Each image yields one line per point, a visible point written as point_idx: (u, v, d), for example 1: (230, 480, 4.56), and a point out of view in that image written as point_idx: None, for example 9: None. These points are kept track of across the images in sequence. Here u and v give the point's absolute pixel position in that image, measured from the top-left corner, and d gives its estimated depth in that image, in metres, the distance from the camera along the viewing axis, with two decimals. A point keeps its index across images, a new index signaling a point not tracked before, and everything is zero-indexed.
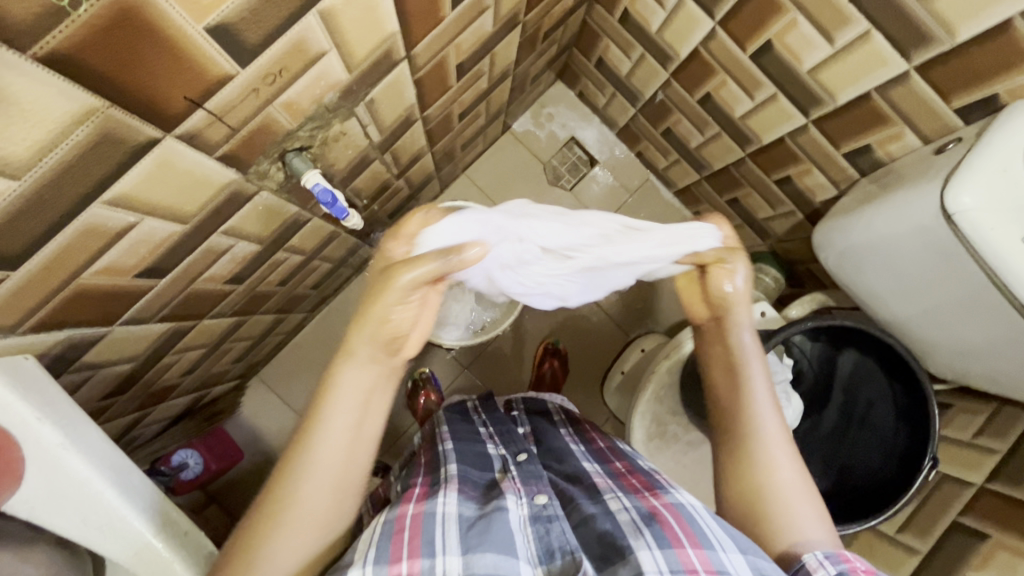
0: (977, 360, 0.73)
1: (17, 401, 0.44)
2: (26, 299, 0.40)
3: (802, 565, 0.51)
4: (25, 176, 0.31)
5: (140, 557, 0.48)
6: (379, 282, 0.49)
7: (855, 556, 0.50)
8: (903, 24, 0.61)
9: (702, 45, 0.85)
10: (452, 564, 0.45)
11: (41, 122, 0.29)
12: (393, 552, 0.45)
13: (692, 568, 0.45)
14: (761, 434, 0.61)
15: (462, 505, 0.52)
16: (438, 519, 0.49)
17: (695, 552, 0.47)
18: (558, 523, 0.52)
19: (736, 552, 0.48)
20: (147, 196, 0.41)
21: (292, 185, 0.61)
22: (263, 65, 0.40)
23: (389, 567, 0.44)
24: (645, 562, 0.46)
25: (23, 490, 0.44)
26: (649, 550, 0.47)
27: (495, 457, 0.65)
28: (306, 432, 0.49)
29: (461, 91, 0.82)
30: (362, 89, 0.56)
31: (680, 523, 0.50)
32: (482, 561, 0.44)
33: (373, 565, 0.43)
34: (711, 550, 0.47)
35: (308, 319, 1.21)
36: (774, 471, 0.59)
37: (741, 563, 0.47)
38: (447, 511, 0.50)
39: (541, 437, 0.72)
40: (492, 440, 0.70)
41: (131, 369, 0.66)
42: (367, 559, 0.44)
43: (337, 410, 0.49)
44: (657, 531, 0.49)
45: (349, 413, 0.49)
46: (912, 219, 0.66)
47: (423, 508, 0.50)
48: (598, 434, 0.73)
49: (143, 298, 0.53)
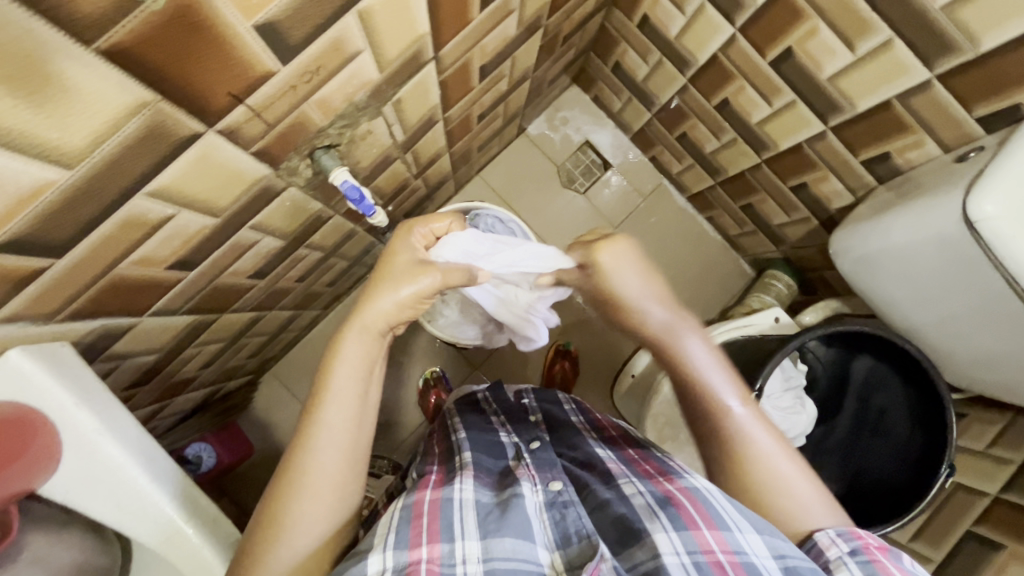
0: (994, 368, 0.73)
1: (53, 385, 0.44)
2: (67, 286, 0.41)
3: (813, 544, 0.52)
4: (79, 166, 0.32)
5: (170, 541, 0.49)
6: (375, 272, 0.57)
7: (866, 532, 0.51)
8: (926, 33, 0.61)
9: (721, 51, 0.86)
10: (473, 548, 0.48)
11: (97, 113, 0.30)
12: (412, 536, 0.48)
13: (708, 549, 0.47)
14: (740, 428, 0.58)
15: (479, 492, 0.54)
16: (455, 505, 0.51)
17: (712, 533, 0.47)
18: (573, 508, 0.52)
19: (752, 531, 0.48)
20: (185, 189, 0.42)
21: (319, 182, 0.62)
22: (302, 63, 0.41)
23: (409, 553, 0.47)
24: (662, 543, 0.47)
25: (60, 473, 0.46)
26: (665, 532, 0.48)
27: (509, 444, 0.66)
28: (316, 404, 0.53)
29: (482, 92, 0.83)
30: (391, 89, 0.56)
31: (696, 506, 0.50)
32: (501, 545, 0.47)
33: (393, 551, 0.47)
34: (727, 531, 0.48)
35: (322, 316, 1.23)
36: (763, 458, 0.57)
37: (760, 544, 0.48)
38: (464, 498, 0.52)
39: (552, 422, 0.73)
40: (504, 428, 0.71)
41: (154, 360, 0.67)
42: (387, 544, 0.47)
43: (341, 383, 0.53)
44: (672, 514, 0.50)
45: (351, 386, 0.53)
46: (932, 227, 0.66)
47: (440, 494, 0.53)
48: (609, 423, 0.73)
49: (173, 290, 0.54)
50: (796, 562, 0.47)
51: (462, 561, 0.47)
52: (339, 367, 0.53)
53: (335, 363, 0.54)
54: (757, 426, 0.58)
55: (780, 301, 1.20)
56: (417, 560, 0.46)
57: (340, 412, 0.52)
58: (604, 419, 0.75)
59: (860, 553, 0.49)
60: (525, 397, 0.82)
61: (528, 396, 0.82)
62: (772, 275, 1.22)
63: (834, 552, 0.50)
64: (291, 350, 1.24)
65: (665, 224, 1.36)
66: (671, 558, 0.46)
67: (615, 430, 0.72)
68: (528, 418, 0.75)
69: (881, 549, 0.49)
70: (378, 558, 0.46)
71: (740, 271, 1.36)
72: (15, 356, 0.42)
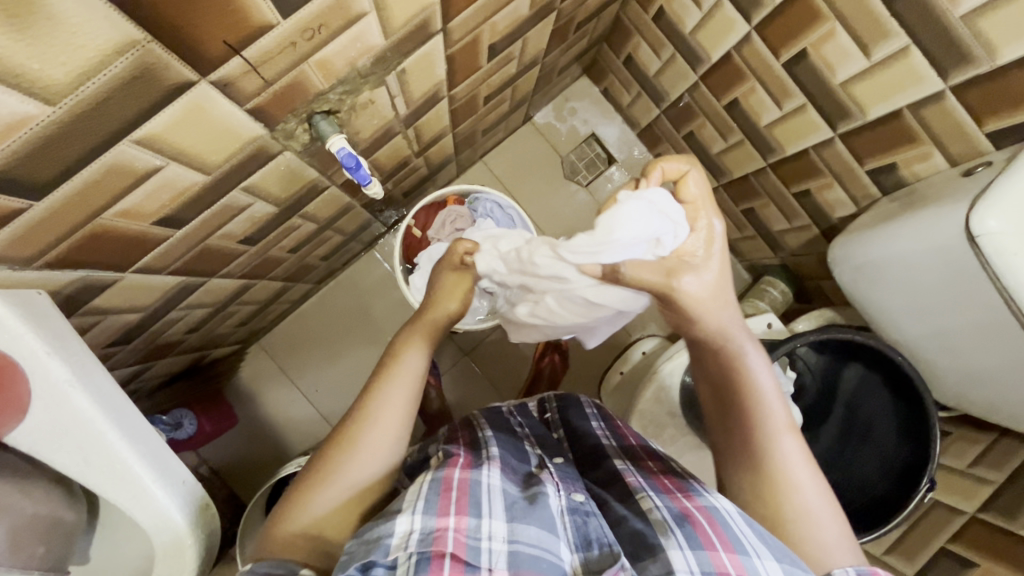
0: (984, 387, 0.73)
1: (27, 332, 0.43)
2: (47, 232, 0.40)
3: None
4: (62, 102, 0.31)
5: (137, 500, 0.48)
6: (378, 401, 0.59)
7: (885, 572, 0.51)
8: (943, 42, 0.60)
9: (736, 49, 0.85)
10: (498, 527, 0.48)
11: (82, 48, 0.29)
12: (441, 506, 0.48)
13: (723, 571, 0.47)
14: (783, 461, 0.58)
15: (506, 483, 0.53)
16: (484, 488, 0.51)
17: (728, 557, 0.47)
18: (595, 518, 0.52)
19: (772, 559, 0.48)
20: (175, 140, 0.41)
21: (316, 149, 0.61)
22: (302, 19, 0.39)
23: (437, 519, 0.47)
24: (676, 561, 0.47)
25: (27, 423, 0.45)
26: (680, 550, 0.48)
27: (533, 453, 0.64)
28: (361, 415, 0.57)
29: (490, 73, 0.81)
30: (395, 57, 0.55)
31: (713, 526, 0.50)
32: (527, 532, 0.48)
33: (421, 515, 0.47)
34: (746, 555, 0.48)
35: (314, 291, 1.21)
36: (800, 494, 0.57)
37: (779, 573, 0.47)
38: (492, 483, 0.52)
39: (574, 438, 0.71)
40: (529, 441, 0.67)
41: (137, 320, 0.66)
42: (416, 508, 0.48)
43: (410, 365, 0.61)
44: (689, 533, 0.49)
45: (398, 407, 0.58)
46: (934, 239, 0.65)
47: (469, 475, 0.52)
48: (631, 432, 0.72)
49: (158, 247, 0.53)
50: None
51: (487, 537, 0.47)
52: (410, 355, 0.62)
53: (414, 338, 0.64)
54: (804, 465, 0.58)
55: (775, 308, 1.20)
56: (444, 528, 0.46)
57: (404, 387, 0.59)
58: (627, 429, 0.73)
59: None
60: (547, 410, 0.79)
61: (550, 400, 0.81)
62: (768, 282, 1.21)
63: None
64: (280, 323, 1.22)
65: None
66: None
67: (639, 444, 0.69)
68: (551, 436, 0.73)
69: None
70: (407, 519, 0.47)
71: (737, 276, 1.36)
72: None
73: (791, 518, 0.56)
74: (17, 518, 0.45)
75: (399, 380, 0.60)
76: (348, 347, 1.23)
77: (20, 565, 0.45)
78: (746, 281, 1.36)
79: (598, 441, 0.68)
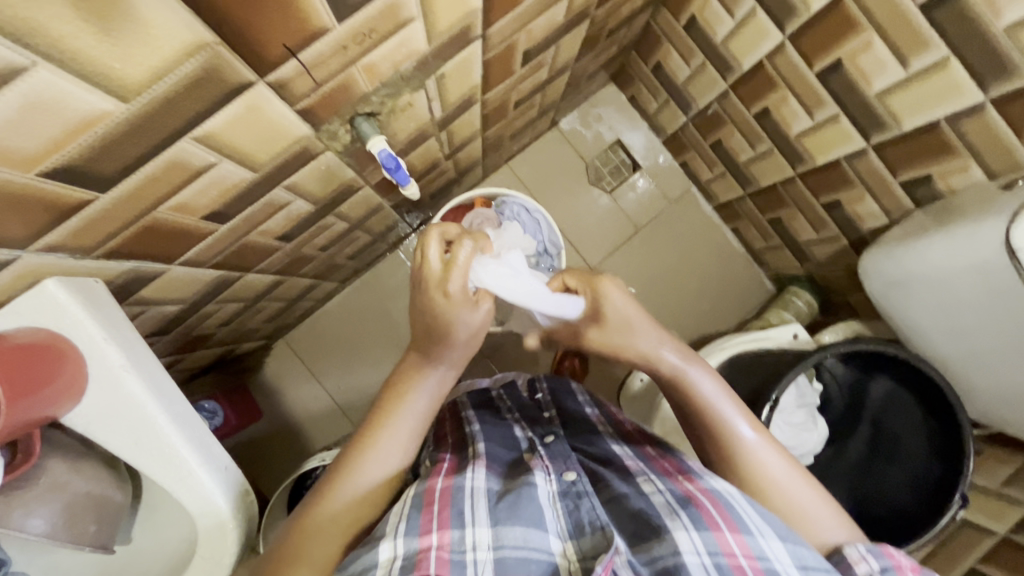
0: (1020, 406, 0.72)
1: (86, 316, 0.45)
2: (107, 223, 0.42)
3: (842, 558, 0.51)
4: (135, 100, 0.33)
5: (184, 483, 0.50)
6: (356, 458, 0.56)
7: (898, 552, 0.51)
8: (985, 55, 0.60)
9: (768, 59, 0.85)
10: (483, 535, 0.47)
11: (158, 49, 0.31)
12: (423, 524, 0.48)
13: (730, 552, 0.46)
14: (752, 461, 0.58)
15: (490, 481, 0.54)
16: (467, 493, 0.51)
17: (734, 536, 0.47)
18: (588, 499, 0.52)
19: (776, 539, 0.48)
20: (230, 137, 0.42)
21: (355, 150, 0.62)
22: (355, 24, 0.41)
23: (419, 540, 0.46)
24: (683, 542, 0.47)
25: (83, 405, 0.47)
26: (685, 531, 0.47)
27: (524, 438, 0.66)
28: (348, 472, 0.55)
29: (522, 78, 0.82)
30: (436, 62, 0.56)
31: (719, 510, 0.49)
32: (512, 534, 0.47)
33: (404, 538, 0.46)
34: (749, 536, 0.48)
35: (340, 289, 1.24)
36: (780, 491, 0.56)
37: (783, 551, 0.47)
38: (476, 486, 0.52)
39: (568, 418, 0.72)
40: (518, 424, 0.71)
41: (177, 311, 0.68)
42: (398, 531, 0.47)
43: (413, 405, 0.59)
44: (694, 514, 0.49)
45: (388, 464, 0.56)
46: (971, 253, 0.64)
47: (452, 482, 0.52)
48: (630, 422, 0.71)
49: (203, 242, 0.55)
50: (817, 572, 0.47)
51: (472, 548, 0.47)
52: (406, 405, 0.59)
53: (410, 385, 0.61)
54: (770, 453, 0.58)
55: (799, 319, 1.18)
56: (426, 547, 0.46)
57: (403, 434, 0.58)
58: (625, 421, 0.73)
59: (891, 572, 0.49)
60: (538, 391, 0.81)
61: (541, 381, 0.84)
62: (794, 293, 1.20)
63: (864, 568, 0.49)
64: (306, 320, 1.25)
65: (689, 231, 1.34)
66: (691, 557, 0.46)
67: (634, 427, 0.70)
68: (542, 414, 0.75)
69: (913, 570, 0.49)
70: (390, 544, 0.46)
71: (761, 286, 1.35)
72: (52, 286, 0.44)
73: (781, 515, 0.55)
74: (72, 495, 0.47)
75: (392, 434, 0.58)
76: (371, 345, 1.25)
77: (72, 541, 0.47)
78: (770, 292, 1.34)
79: (592, 426, 0.70)
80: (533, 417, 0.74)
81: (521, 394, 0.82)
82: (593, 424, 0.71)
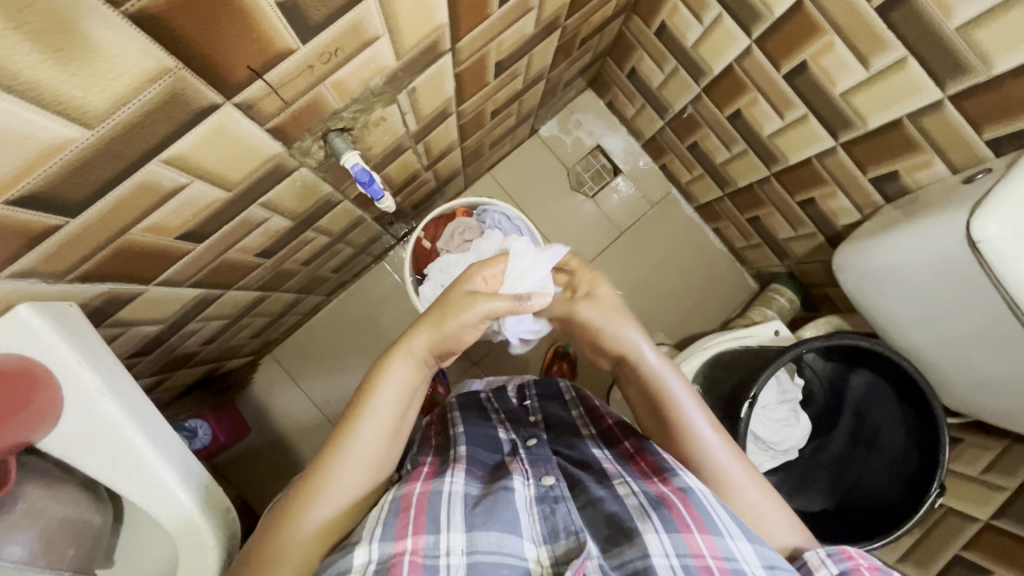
0: (990, 393, 0.74)
1: (61, 342, 0.46)
2: (79, 246, 0.42)
3: (803, 563, 0.53)
4: (99, 126, 0.33)
5: (164, 503, 0.50)
6: (335, 443, 0.54)
7: (858, 554, 0.52)
8: (940, 53, 0.61)
9: (737, 62, 0.87)
10: (457, 541, 0.48)
11: (121, 76, 0.31)
12: (399, 528, 0.48)
13: (699, 553, 0.47)
14: (714, 469, 0.59)
15: (469, 485, 0.54)
16: (444, 498, 0.51)
17: (703, 538, 0.48)
18: (564, 504, 0.52)
19: (744, 540, 0.49)
20: (200, 158, 0.43)
21: (331, 165, 0.63)
22: (320, 44, 0.42)
23: (394, 544, 0.47)
24: (652, 544, 0.48)
25: (59, 430, 0.47)
26: (656, 533, 0.48)
27: (505, 440, 0.67)
28: (326, 459, 0.54)
29: (497, 89, 0.84)
30: (407, 76, 0.57)
31: (688, 508, 0.50)
32: (486, 539, 0.47)
33: (379, 543, 0.47)
34: (719, 536, 0.49)
35: (325, 303, 1.24)
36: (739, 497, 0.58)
37: (750, 551, 0.49)
38: (453, 491, 0.53)
39: (552, 424, 0.73)
40: (502, 426, 0.72)
41: (157, 332, 0.68)
42: (374, 537, 0.47)
43: (383, 400, 0.56)
44: (665, 515, 0.50)
45: (371, 445, 0.54)
46: (937, 244, 0.66)
47: (430, 487, 0.53)
48: (607, 410, 0.72)
49: (180, 261, 0.55)
50: (783, 572, 0.48)
51: (445, 553, 0.47)
52: (385, 383, 0.56)
53: (381, 377, 0.57)
54: (729, 458, 0.60)
55: (782, 315, 1.20)
56: (402, 552, 0.46)
57: (376, 425, 0.55)
58: (599, 404, 0.75)
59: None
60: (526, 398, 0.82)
61: (530, 388, 0.85)
62: (775, 290, 1.22)
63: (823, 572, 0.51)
64: (293, 334, 1.25)
65: (672, 233, 1.36)
66: (660, 559, 0.47)
67: (614, 420, 0.70)
68: (528, 420, 0.75)
69: (871, 570, 0.51)
70: (365, 549, 0.46)
71: (744, 284, 1.36)
72: (25, 311, 0.43)
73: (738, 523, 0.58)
74: (50, 520, 0.46)
75: (371, 415, 0.55)
76: (360, 356, 1.25)
77: (51, 566, 0.46)
78: (753, 289, 1.36)
79: (574, 427, 0.71)
80: (518, 421, 0.75)
81: (510, 400, 0.83)
82: (577, 425, 0.72)
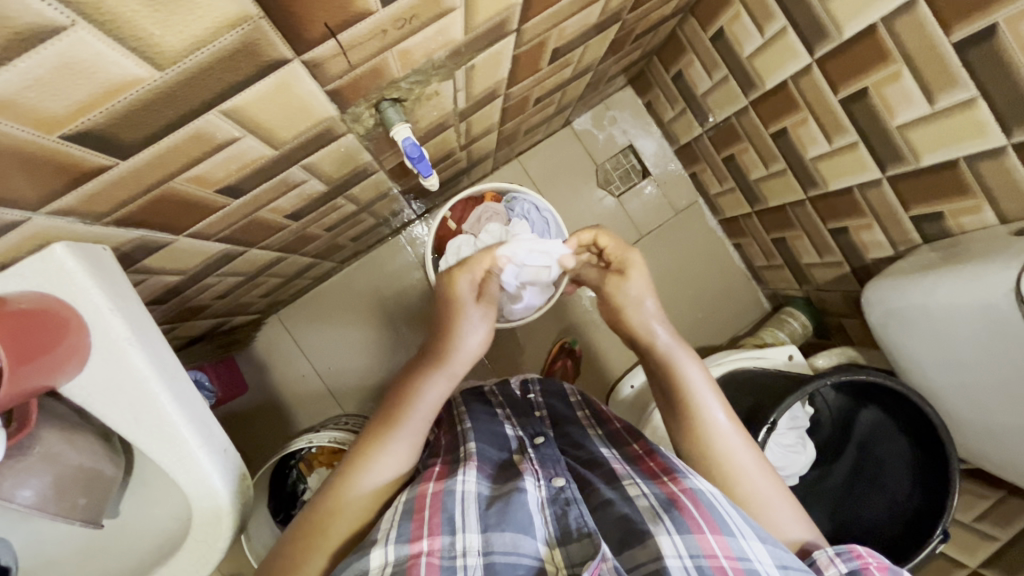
0: (996, 441, 0.75)
1: (93, 287, 0.44)
2: (122, 189, 0.40)
3: (812, 561, 0.52)
4: (170, 69, 0.31)
5: (181, 463, 0.49)
6: (354, 463, 0.58)
7: (866, 552, 0.51)
8: (1012, 99, 0.60)
9: (793, 80, 0.84)
10: (473, 541, 0.48)
11: (202, 19, 0.29)
12: (414, 530, 0.48)
13: (711, 554, 0.46)
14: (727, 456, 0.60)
15: (480, 484, 0.54)
16: (457, 498, 0.51)
17: (715, 539, 0.47)
18: (576, 506, 0.52)
19: (756, 540, 0.48)
20: (257, 113, 0.41)
21: (377, 134, 0.61)
22: (399, 8, 0.39)
23: (410, 545, 0.46)
24: (666, 547, 0.47)
25: (83, 376, 0.46)
26: (669, 535, 0.48)
27: (513, 437, 0.66)
28: (349, 471, 0.57)
29: (548, 75, 0.81)
30: (469, 53, 0.55)
31: (699, 509, 0.49)
32: (501, 539, 0.47)
33: (394, 545, 0.46)
34: (731, 536, 0.48)
35: (337, 270, 1.22)
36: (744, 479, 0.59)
37: (762, 552, 0.48)
38: (466, 491, 0.52)
39: (557, 421, 0.73)
40: (510, 422, 0.71)
41: (177, 282, 0.66)
42: (389, 538, 0.47)
43: (418, 412, 0.61)
44: (676, 517, 0.49)
45: (399, 457, 0.59)
46: (980, 293, 0.65)
47: (443, 487, 0.52)
48: (614, 413, 0.72)
49: (215, 214, 0.53)
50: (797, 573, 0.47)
51: (462, 553, 0.47)
52: (420, 397, 0.62)
53: (415, 392, 0.62)
54: (741, 446, 0.61)
55: (793, 339, 1.20)
56: (418, 553, 0.46)
57: (406, 440, 0.60)
58: (607, 409, 0.74)
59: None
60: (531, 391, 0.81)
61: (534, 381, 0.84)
62: (789, 313, 1.22)
63: (833, 572, 0.50)
64: (300, 298, 1.23)
65: (693, 243, 1.35)
66: (673, 560, 0.46)
67: (621, 424, 0.70)
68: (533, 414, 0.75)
69: (879, 568, 0.50)
70: (381, 551, 0.46)
71: (757, 302, 1.36)
72: (60, 250, 0.42)
73: (744, 500, 0.58)
74: (65, 467, 0.46)
75: (399, 427, 0.60)
76: (366, 328, 1.24)
77: (62, 514, 0.46)
78: (766, 309, 1.36)
79: (580, 425, 0.71)
80: (525, 415, 0.75)
81: (514, 392, 0.82)
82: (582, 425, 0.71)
